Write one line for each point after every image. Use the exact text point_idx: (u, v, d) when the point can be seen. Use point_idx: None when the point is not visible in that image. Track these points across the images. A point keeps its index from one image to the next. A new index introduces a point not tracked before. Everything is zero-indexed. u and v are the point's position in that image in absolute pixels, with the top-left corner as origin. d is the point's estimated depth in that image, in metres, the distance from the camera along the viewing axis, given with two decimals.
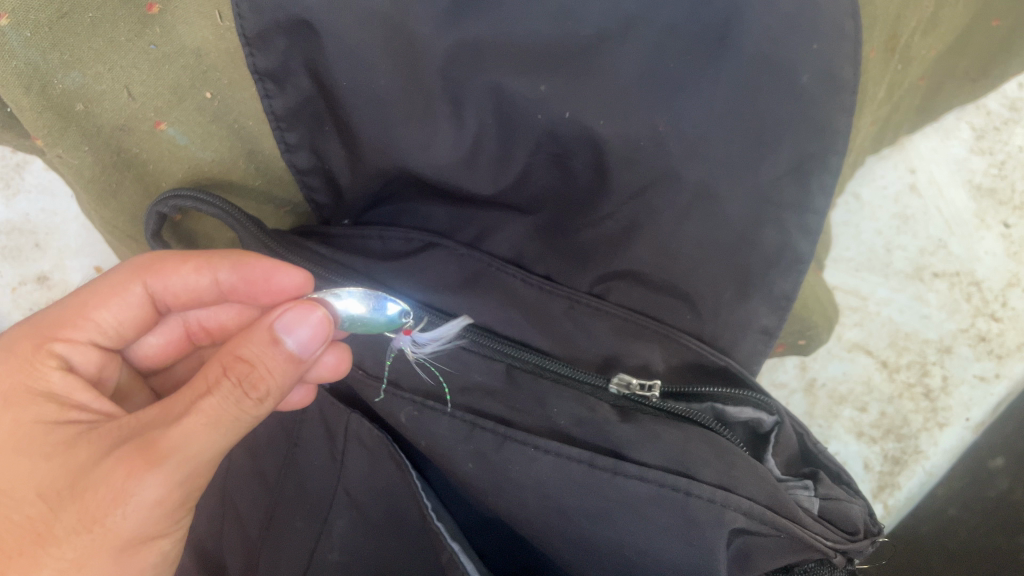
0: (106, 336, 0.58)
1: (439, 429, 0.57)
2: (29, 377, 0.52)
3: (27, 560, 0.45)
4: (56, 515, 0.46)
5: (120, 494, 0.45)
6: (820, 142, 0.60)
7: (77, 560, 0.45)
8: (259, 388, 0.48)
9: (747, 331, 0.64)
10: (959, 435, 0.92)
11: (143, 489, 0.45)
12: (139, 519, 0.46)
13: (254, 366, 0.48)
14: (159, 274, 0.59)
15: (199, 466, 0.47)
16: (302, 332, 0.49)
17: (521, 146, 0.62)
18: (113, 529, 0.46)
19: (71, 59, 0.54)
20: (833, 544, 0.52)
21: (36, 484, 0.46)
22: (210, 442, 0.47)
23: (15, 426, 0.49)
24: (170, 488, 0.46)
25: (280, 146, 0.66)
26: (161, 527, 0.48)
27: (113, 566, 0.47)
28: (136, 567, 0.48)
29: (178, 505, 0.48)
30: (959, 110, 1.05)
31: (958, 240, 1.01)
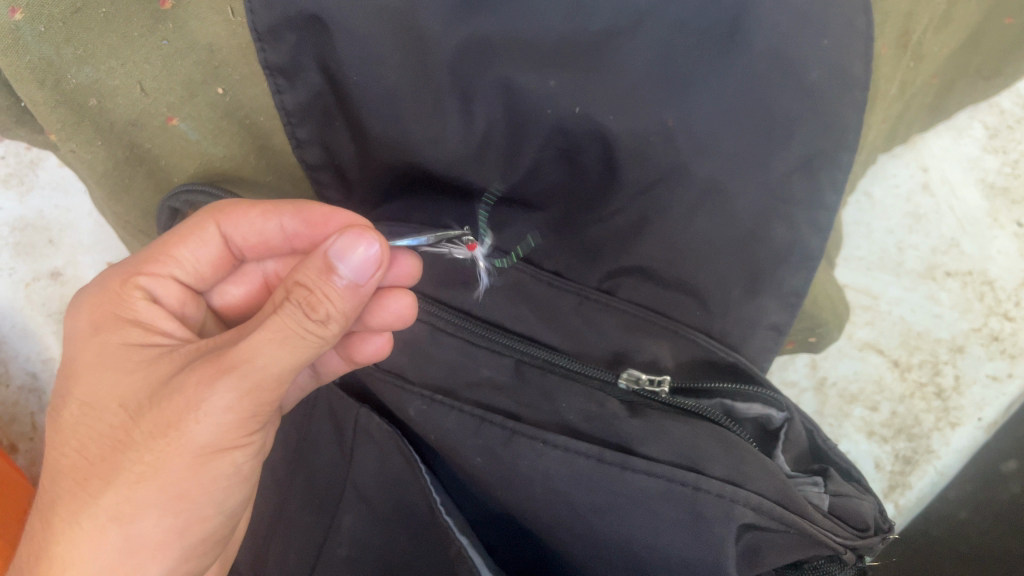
0: (187, 273, 0.59)
1: (447, 424, 0.57)
2: (113, 307, 0.54)
3: (110, 463, 0.48)
4: (135, 423, 0.48)
5: (193, 400, 0.47)
6: (831, 138, 0.59)
7: (154, 463, 0.48)
8: (319, 311, 0.48)
9: (757, 328, 0.63)
10: (971, 435, 0.92)
11: (214, 398, 0.47)
12: (213, 427, 0.48)
13: (312, 290, 0.48)
14: (228, 215, 0.58)
15: (269, 381, 0.48)
16: (354, 258, 0.48)
17: (530, 142, 0.62)
18: (188, 437, 0.47)
19: (84, 54, 0.54)
20: (844, 540, 0.52)
21: (119, 395, 0.49)
22: (278, 358, 0.48)
23: (102, 348, 0.52)
24: (240, 398, 0.48)
25: (291, 141, 0.66)
26: (237, 438, 0.50)
27: (188, 473, 0.49)
28: (211, 476, 0.50)
29: (252, 417, 0.49)
30: (971, 108, 1.04)
31: (970, 239, 1.00)
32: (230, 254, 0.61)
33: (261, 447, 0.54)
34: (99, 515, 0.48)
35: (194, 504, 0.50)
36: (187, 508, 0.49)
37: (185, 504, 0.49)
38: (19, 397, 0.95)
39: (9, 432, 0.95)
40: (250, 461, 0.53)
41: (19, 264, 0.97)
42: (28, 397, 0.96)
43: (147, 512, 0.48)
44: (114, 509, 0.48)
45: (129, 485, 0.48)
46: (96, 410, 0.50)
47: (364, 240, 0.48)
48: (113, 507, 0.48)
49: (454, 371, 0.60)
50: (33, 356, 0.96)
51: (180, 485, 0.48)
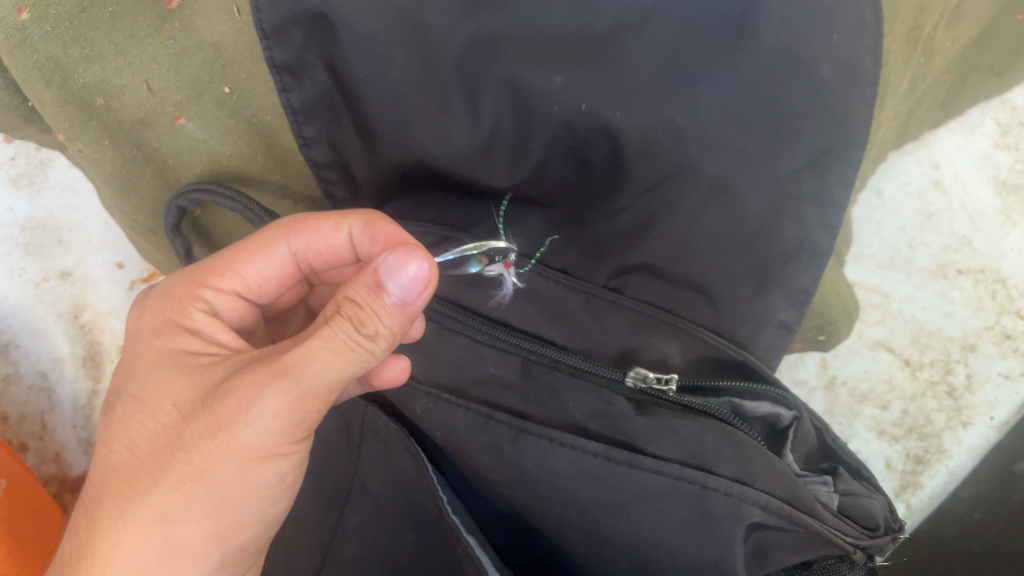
0: (252, 287, 0.60)
1: (454, 421, 0.57)
2: (175, 314, 0.55)
3: (159, 463, 0.48)
4: (185, 423, 0.48)
5: (246, 401, 0.47)
6: (840, 134, 0.59)
7: (202, 465, 0.47)
8: (368, 326, 0.48)
9: (766, 325, 0.62)
10: (983, 435, 0.91)
11: (270, 400, 0.47)
12: (263, 430, 0.47)
13: (361, 306, 0.48)
14: (301, 233, 0.58)
15: (321, 388, 0.48)
16: (403, 275, 0.48)
17: (537, 139, 0.62)
18: (237, 439, 0.47)
19: (91, 53, 0.54)
20: (854, 540, 0.51)
21: (172, 397, 0.49)
22: (332, 367, 0.48)
23: (160, 354, 0.52)
24: (293, 404, 0.48)
25: (297, 139, 0.66)
26: (286, 444, 0.49)
27: (235, 478, 0.48)
28: (254, 483, 0.49)
29: (304, 423, 0.49)
30: (983, 105, 1.03)
31: (983, 237, 0.99)
32: (293, 266, 0.61)
33: (306, 457, 0.53)
34: (144, 513, 0.47)
35: (237, 510, 0.49)
36: (230, 514, 0.49)
37: (228, 511, 0.49)
38: (29, 396, 0.95)
39: (19, 432, 0.95)
40: (294, 472, 0.52)
41: (29, 264, 0.97)
42: (39, 396, 0.96)
43: (192, 514, 0.48)
44: (160, 508, 0.47)
45: (175, 486, 0.47)
46: (148, 409, 0.50)
47: (416, 259, 0.48)
48: (159, 506, 0.47)
49: (461, 369, 0.60)
50: (43, 355, 0.96)
51: (226, 490, 0.48)
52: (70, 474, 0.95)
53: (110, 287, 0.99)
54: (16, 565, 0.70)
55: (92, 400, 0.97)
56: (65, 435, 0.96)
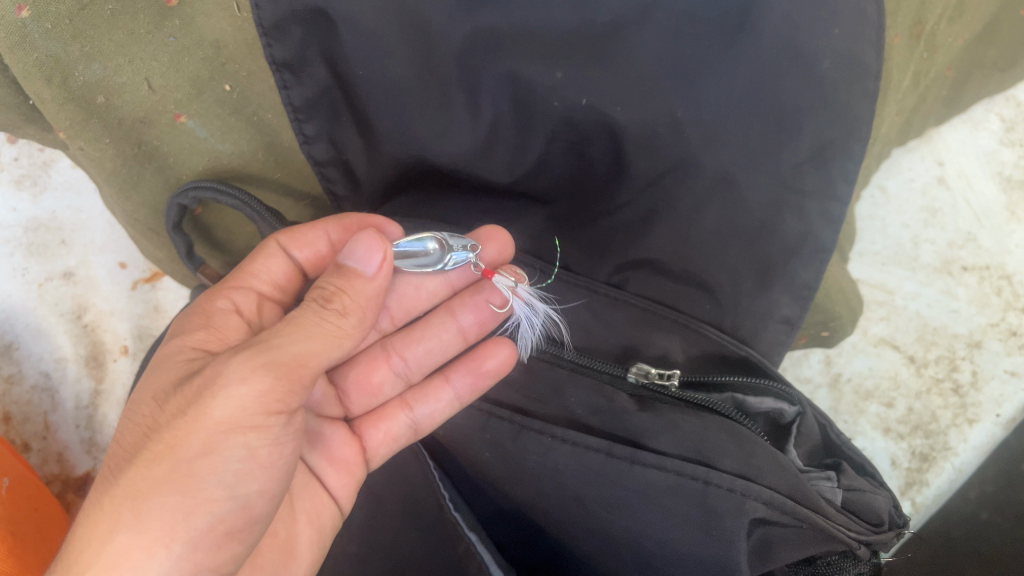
0: (268, 289, 0.61)
1: (456, 419, 0.60)
2: (194, 317, 0.55)
3: (134, 447, 0.47)
4: (163, 407, 0.48)
5: (212, 374, 0.47)
6: (842, 129, 0.59)
7: (170, 440, 0.46)
8: (335, 301, 0.52)
9: (768, 321, 0.62)
10: (989, 432, 0.91)
11: (232, 369, 0.47)
12: (225, 396, 0.46)
13: (327, 287, 0.53)
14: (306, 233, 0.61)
15: (288, 360, 0.49)
16: (358, 252, 0.54)
17: (537, 134, 0.61)
18: (205, 410, 0.46)
19: (92, 51, 0.54)
20: (857, 536, 0.51)
21: (153, 388, 0.50)
22: (300, 339, 0.49)
23: (173, 350, 0.53)
24: (257, 369, 0.47)
25: (298, 137, 0.65)
26: (259, 415, 0.48)
27: (200, 450, 0.46)
28: (222, 458, 0.47)
29: (274, 394, 0.48)
30: (987, 101, 1.03)
31: (987, 233, 0.99)
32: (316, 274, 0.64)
33: (287, 443, 0.51)
34: (115, 496, 0.45)
35: (203, 484, 0.46)
36: (197, 488, 0.46)
37: (195, 486, 0.46)
38: (32, 396, 0.95)
39: (21, 432, 0.94)
40: (269, 450, 0.49)
41: (32, 264, 0.98)
42: (41, 396, 0.96)
43: (160, 490, 0.45)
44: (130, 488, 0.45)
45: (147, 463, 0.46)
46: (133, 408, 0.50)
47: (367, 234, 0.53)
48: (128, 486, 0.45)
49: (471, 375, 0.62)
50: (46, 354, 0.96)
51: (193, 461, 0.46)
52: (72, 473, 0.95)
53: (112, 287, 0.99)
54: (17, 564, 0.70)
55: (95, 400, 0.97)
56: (68, 435, 0.96)
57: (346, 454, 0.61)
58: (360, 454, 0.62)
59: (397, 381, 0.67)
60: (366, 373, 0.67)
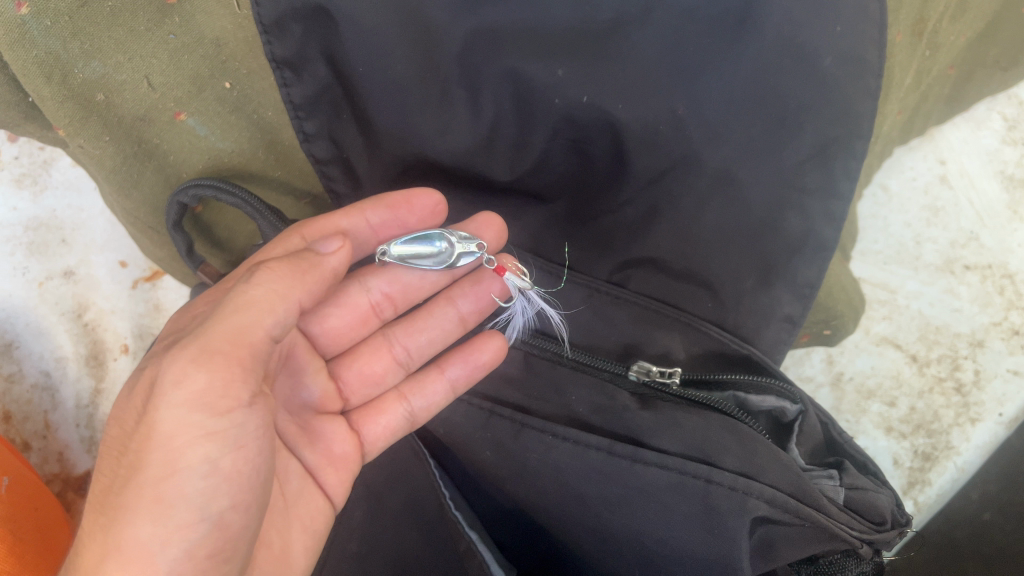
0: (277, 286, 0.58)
1: (457, 416, 0.59)
2: (193, 315, 0.52)
3: (110, 473, 0.46)
4: (124, 432, 0.46)
5: (153, 381, 0.45)
6: (844, 127, 0.58)
7: (133, 462, 0.45)
8: (274, 272, 0.50)
9: (770, 320, 0.61)
10: (992, 431, 0.90)
11: (167, 371, 0.45)
12: (167, 407, 0.44)
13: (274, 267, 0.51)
14: (316, 224, 0.60)
15: (226, 338, 0.46)
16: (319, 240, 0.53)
17: (538, 132, 0.61)
18: (153, 429, 0.44)
19: (91, 49, 0.54)
20: (859, 535, 0.51)
21: (117, 409, 0.49)
22: (229, 315, 0.46)
23: (166, 356, 0.50)
24: (188, 364, 0.45)
25: (298, 135, 0.64)
26: (206, 419, 0.45)
27: (162, 468, 0.44)
28: (184, 473, 0.45)
29: (219, 391, 0.45)
30: (990, 100, 1.03)
31: (990, 232, 0.99)
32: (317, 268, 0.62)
33: (255, 448, 0.48)
34: (100, 525, 0.45)
35: (173, 507, 0.44)
36: (166, 513, 0.44)
37: (167, 509, 0.44)
38: (32, 395, 0.95)
39: (21, 431, 0.94)
40: (231, 457, 0.46)
41: (32, 263, 0.98)
42: (41, 395, 0.95)
43: (130, 521, 0.44)
44: (105, 524, 0.44)
45: (116, 494, 0.45)
46: (112, 426, 0.49)
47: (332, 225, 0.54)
48: (106, 517, 0.44)
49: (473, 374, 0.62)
50: (46, 353, 0.96)
51: (153, 486, 0.44)
52: (72, 473, 0.95)
53: (113, 286, 0.99)
54: (16, 564, 0.69)
55: (95, 399, 0.97)
56: (67, 434, 0.96)
57: (345, 449, 0.60)
58: (358, 447, 0.61)
59: (397, 370, 0.66)
60: (366, 365, 0.65)
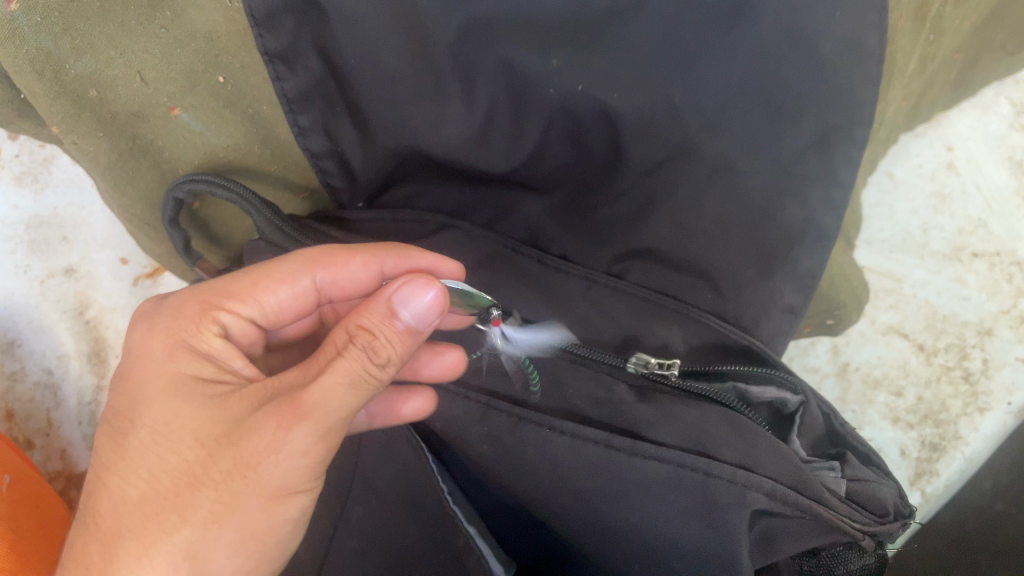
0: (266, 314, 0.57)
1: (454, 411, 0.56)
2: (187, 335, 0.53)
3: (184, 500, 0.47)
4: (212, 462, 0.47)
5: (275, 443, 0.47)
6: (844, 111, 0.56)
7: (230, 503, 0.47)
8: (382, 355, 0.50)
9: (771, 310, 0.60)
10: (1001, 421, 0.89)
11: (295, 440, 0.47)
12: (290, 470, 0.48)
13: (376, 336, 0.50)
14: (330, 267, 0.58)
15: (340, 426, 0.49)
16: (416, 307, 0.51)
17: (533, 122, 0.61)
18: (266, 480, 0.47)
19: (82, 44, 0.54)
20: (862, 527, 0.50)
21: (192, 430, 0.48)
22: (336, 393, 0.48)
23: (176, 378, 0.51)
24: (318, 442, 0.48)
25: (292, 129, 0.65)
26: (309, 479, 0.50)
27: (261, 514, 0.48)
28: (280, 517, 0.50)
29: (325, 462, 0.50)
30: (997, 85, 1.01)
31: (998, 219, 0.97)
32: (311, 299, 0.60)
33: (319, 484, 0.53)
34: (170, 551, 0.46)
35: (263, 543, 0.49)
36: (258, 547, 0.49)
37: (256, 545, 0.49)
38: (35, 393, 0.96)
39: (25, 429, 0.95)
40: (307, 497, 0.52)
41: (34, 261, 0.98)
42: (44, 394, 0.96)
43: (222, 551, 0.48)
44: (189, 548, 0.47)
45: (205, 524, 0.47)
46: (168, 442, 0.48)
47: (432, 288, 0.51)
48: (189, 546, 0.47)
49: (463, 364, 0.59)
50: (48, 351, 0.96)
51: (254, 529, 0.48)
52: (75, 471, 0.95)
53: (114, 284, 0.99)
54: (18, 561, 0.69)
55: (97, 397, 0.97)
56: (70, 432, 0.96)
57: None
58: None
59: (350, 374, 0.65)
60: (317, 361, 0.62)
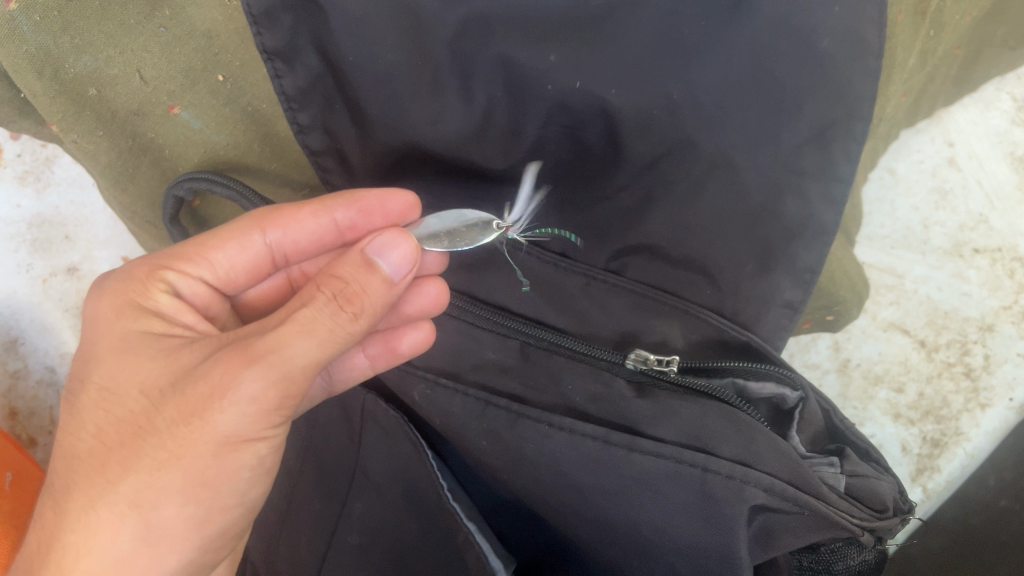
0: (217, 275, 0.57)
1: (453, 408, 0.56)
2: (135, 292, 0.52)
3: (130, 449, 0.45)
4: (158, 410, 0.46)
5: (222, 387, 0.45)
6: (842, 108, 0.57)
7: (177, 451, 0.45)
8: (354, 304, 0.48)
9: (770, 305, 0.60)
10: (1002, 416, 0.89)
11: (244, 386, 0.45)
12: (240, 416, 0.45)
13: (349, 284, 0.48)
14: (277, 222, 0.57)
15: (298, 374, 0.46)
16: (393, 256, 0.49)
17: (532, 118, 0.60)
18: (212, 426, 0.45)
19: (82, 42, 0.55)
20: (860, 522, 0.49)
21: (139, 382, 0.47)
22: (294, 341, 0.46)
23: (124, 334, 0.50)
24: (270, 389, 0.45)
25: (292, 126, 0.65)
26: (264, 427, 0.47)
27: (212, 461, 0.46)
28: (234, 464, 0.47)
29: (281, 410, 0.48)
30: (998, 80, 1.01)
31: (999, 215, 0.97)
32: (265, 258, 0.59)
33: (283, 439, 0.51)
34: (115, 503, 0.45)
35: (217, 492, 0.47)
36: (211, 497, 0.47)
37: (208, 494, 0.47)
38: (37, 391, 0.96)
39: (27, 427, 0.95)
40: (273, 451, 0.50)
41: (36, 260, 0.98)
42: (47, 391, 0.96)
43: (170, 500, 0.45)
44: (135, 496, 0.45)
45: (150, 472, 0.45)
46: (116, 395, 0.47)
47: (404, 239, 0.50)
48: (134, 495, 0.45)
49: (461, 354, 0.60)
50: (50, 350, 0.97)
51: (205, 476, 0.46)
52: None
53: None
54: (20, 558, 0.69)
55: None
56: None
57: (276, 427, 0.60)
58: None
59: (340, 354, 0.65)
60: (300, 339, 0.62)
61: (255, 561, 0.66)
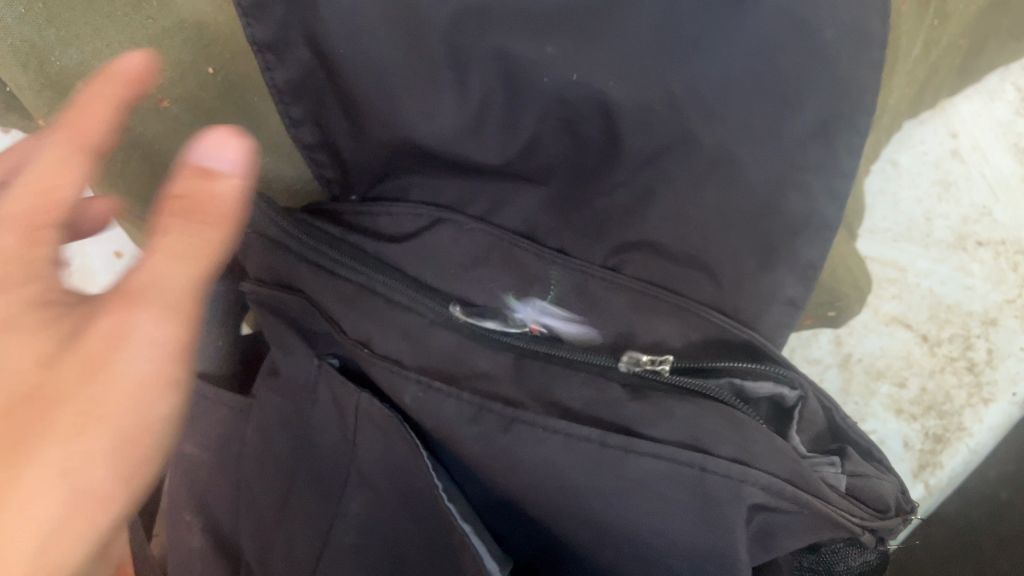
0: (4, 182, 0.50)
1: (444, 411, 0.54)
2: None
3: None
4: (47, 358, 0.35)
5: (101, 332, 0.36)
6: (847, 100, 0.56)
7: (68, 404, 0.35)
8: (207, 218, 0.40)
9: (772, 302, 0.58)
10: (1005, 411, 0.88)
11: (132, 322, 0.37)
12: (152, 362, 0.37)
13: (190, 196, 0.40)
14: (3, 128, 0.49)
15: (184, 306, 0.39)
16: (224, 153, 0.41)
17: (529, 109, 0.59)
18: (118, 369, 0.36)
19: (68, 35, 0.57)
20: (860, 522, 0.48)
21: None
22: (163, 267, 0.38)
23: None
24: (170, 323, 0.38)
25: (285, 120, 0.65)
26: (176, 384, 0.39)
27: (132, 415, 0.37)
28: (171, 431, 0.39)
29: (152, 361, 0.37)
30: (1002, 70, 0.99)
31: (1003, 207, 0.96)
32: None
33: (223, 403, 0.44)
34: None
35: (139, 461, 0.38)
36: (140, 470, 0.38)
37: (134, 451, 0.37)
38: None
39: None
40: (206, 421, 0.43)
41: None
42: None
43: (40, 477, 0.34)
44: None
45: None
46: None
47: (230, 137, 0.41)
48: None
49: (454, 358, 0.57)
50: None
51: (133, 423, 0.37)
52: None
53: (109, 277, 1.00)
54: None
55: None
56: None
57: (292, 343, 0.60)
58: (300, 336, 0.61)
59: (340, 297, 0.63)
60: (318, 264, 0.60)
61: (248, 561, 0.65)
